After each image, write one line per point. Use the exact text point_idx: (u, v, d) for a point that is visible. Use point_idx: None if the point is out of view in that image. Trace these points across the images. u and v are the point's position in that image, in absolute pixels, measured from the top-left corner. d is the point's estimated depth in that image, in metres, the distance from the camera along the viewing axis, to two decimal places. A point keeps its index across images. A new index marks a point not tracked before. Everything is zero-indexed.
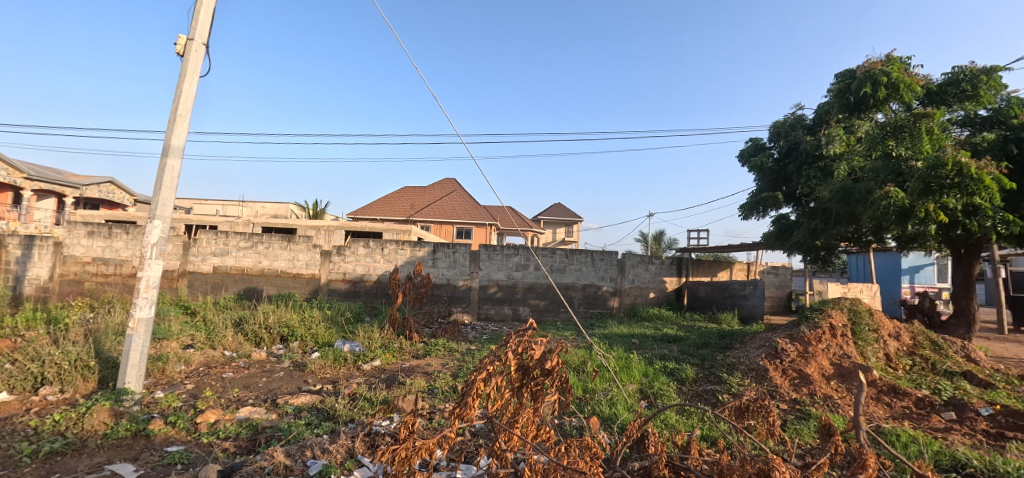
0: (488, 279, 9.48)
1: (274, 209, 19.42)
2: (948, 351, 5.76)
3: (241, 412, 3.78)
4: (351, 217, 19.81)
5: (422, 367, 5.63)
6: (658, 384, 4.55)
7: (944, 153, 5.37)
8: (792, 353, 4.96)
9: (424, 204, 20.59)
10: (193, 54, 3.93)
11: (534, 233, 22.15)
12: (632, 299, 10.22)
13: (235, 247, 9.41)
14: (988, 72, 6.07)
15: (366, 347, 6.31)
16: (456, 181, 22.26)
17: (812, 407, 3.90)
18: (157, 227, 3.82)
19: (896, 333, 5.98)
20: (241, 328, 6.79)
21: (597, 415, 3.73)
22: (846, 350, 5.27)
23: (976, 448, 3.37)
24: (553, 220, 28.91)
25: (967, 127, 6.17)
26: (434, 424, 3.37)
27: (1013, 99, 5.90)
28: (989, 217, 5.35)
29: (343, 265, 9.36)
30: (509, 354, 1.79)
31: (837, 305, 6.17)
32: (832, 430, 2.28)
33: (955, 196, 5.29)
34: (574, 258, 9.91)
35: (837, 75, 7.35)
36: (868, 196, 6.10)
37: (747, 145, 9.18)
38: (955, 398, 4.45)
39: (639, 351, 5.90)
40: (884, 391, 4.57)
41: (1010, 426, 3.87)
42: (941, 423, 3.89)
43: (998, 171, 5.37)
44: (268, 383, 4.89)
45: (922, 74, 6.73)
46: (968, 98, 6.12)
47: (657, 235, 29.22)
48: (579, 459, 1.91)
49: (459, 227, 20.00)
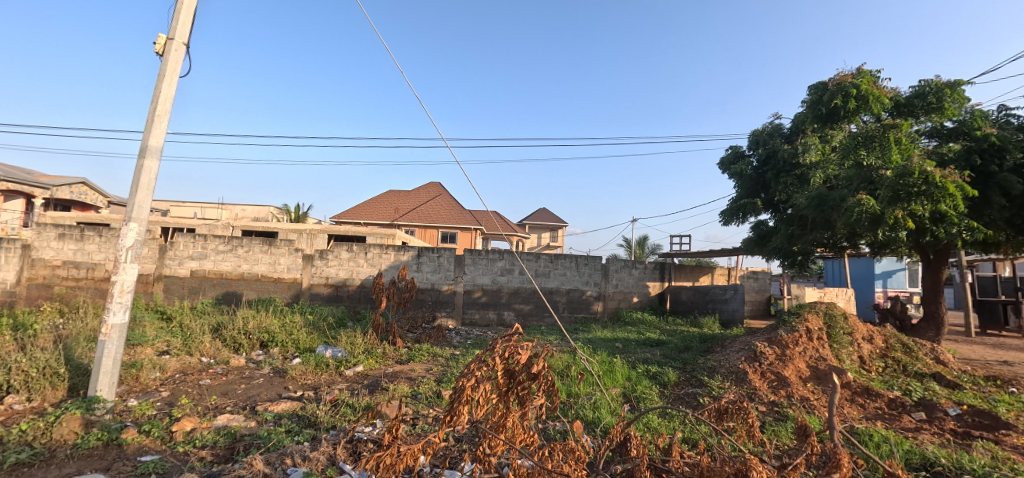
0: (472, 284, 9.46)
1: (254, 212, 19.10)
2: (918, 353, 5.96)
3: (219, 420, 3.70)
4: (335, 221, 19.60)
5: (406, 372, 5.59)
6: (641, 388, 4.61)
7: (912, 162, 5.58)
8: (770, 357, 5.06)
9: (409, 208, 20.50)
10: (173, 53, 3.86)
11: (519, 238, 22.27)
12: (615, 304, 10.32)
13: (214, 250, 9.21)
14: (952, 85, 6.33)
15: (348, 352, 6.24)
16: (441, 185, 22.26)
17: (789, 409, 3.98)
18: (132, 230, 3.73)
19: (870, 336, 6.17)
20: (219, 333, 6.63)
21: (580, 419, 3.77)
22: (822, 352, 5.41)
23: (944, 447, 3.50)
24: (539, 226, 29.04)
25: (935, 138, 6.42)
26: (417, 429, 3.35)
27: (976, 111, 6.17)
28: (955, 224, 5.57)
29: (325, 270, 9.24)
30: (495, 359, 1.78)
31: (813, 309, 6.34)
32: (806, 428, 2.37)
33: (923, 203, 5.47)
34: (558, 262, 9.97)
35: (811, 87, 7.55)
36: (841, 203, 6.27)
37: (726, 153, 9.37)
38: (925, 399, 4.61)
39: (622, 354, 5.98)
40: (858, 392, 4.69)
41: (977, 425, 4.04)
42: (911, 423, 4.03)
43: (962, 180, 5.58)
44: (247, 390, 4.78)
45: (891, 87, 6.98)
46: (934, 110, 6.38)
47: (640, 240, 29.79)
48: (563, 463, 1.92)
49: (444, 231, 19.95)
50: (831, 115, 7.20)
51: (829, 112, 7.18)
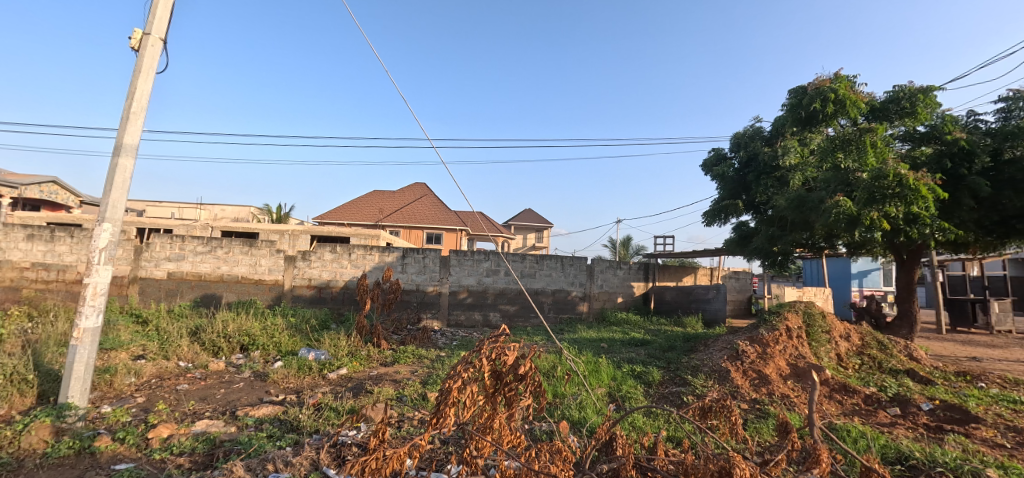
0: (458, 285, 9.42)
1: (234, 213, 18.72)
2: (892, 350, 6.14)
3: (198, 426, 3.60)
4: (318, 222, 19.33)
5: (390, 374, 5.54)
6: (626, 387, 4.65)
7: (887, 165, 5.74)
8: (751, 355, 5.15)
9: (393, 208, 20.34)
10: (149, 49, 3.76)
11: (505, 238, 22.27)
12: (601, 304, 10.40)
13: (192, 251, 8.99)
14: (924, 91, 6.54)
15: (332, 355, 6.15)
16: (426, 186, 22.15)
17: (770, 406, 4.05)
18: (105, 231, 3.61)
19: (847, 334, 6.33)
20: (197, 337, 6.47)
21: (566, 419, 3.79)
22: (801, 350, 5.53)
23: (918, 440, 3.61)
24: (524, 226, 29.11)
25: (908, 142, 6.62)
26: (402, 432, 3.32)
27: (947, 116, 6.38)
28: (928, 224, 5.75)
29: (308, 271, 9.09)
30: (482, 360, 1.77)
31: (793, 308, 6.47)
32: (786, 423, 2.44)
33: (897, 205, 5.63)
34: (544, 263, 10.00)
35: (791, 91, 7.72)
36: (819, 205, 6.43)
37: (709, 155, 9.51)
38: (900, 394, 4.75)
39: (607, 354, 6.02)
40: (836, 389, 4.81)
41: (949, 420, 4.18)
42: (886, 418, 4.15)
43: (934, 182, 5.77)
44: (227, 394, 4.68)
45: (867, 92, 7.18)
46: (907, 115, 6.58)
47: (625, 241, 30.11)
48: (549, 464, 1.92)
49: (429, 232, 19.83)
50: (810, 119, 7.36)
51: (808, 115, 7.35)
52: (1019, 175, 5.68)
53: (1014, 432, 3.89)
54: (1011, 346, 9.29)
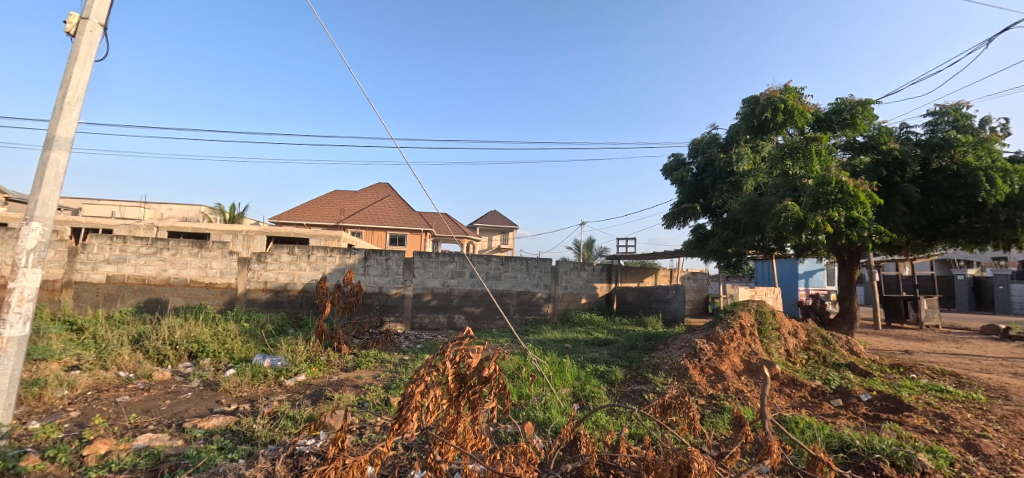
0: (422, 287, 9.29)
1: (182, 212, 17.68)
2: (835, 345, 6.56)
3: (140, 440, 3.37)
4: (274, 222, 18.57)
5: (352, 380, 5.39)
6: (589, 387, 4.73)
7: (830, 172, 6.13)
8: (708, 352, 5.36)
9: (355, 208, 19.83)
10: (87, 35, 3.49)
11: (470, 240, 22.18)
12: (565, 305, 10.54)
13: (135, 253, 8.43)
14: (863, 104, 7.02)
15: (289, 361, 5.91)
16: (390, 186, 21.74)
17: (726, 401, 4.23)
18: (34, 231, 3.32)
19: (795, 331, 6.70)
20: (140, 344, 6.06)
21: (531, 420, 3.80)
22: (753, 347, 5.81)
23: (858, 429, 3.87)
24: (489, 228, 29.09)
25: (849, 151, 7.09)
26: (364, 439, 3.23)
27: (882, 128, 6.88)
28: (865, 228, 6.17)
29: (263, 274, 8.71)
30: (446, 363, 1.75)
31: (746, 307, 6.79)
32: (740, 417, 2.56)
33: (839, 210, 6.02)
34: (509, 265, 10.03)
35: (744, 100, 8.10)
36: (770, 209, 6.79)
37: (669, 160, 9.84)
38: (842, 387, 5.07)
39: (571, 355, 6.10)
40: (785, 383, 5.08)
41: (885, 409, 4.50)
42: (830, 409, 4.42)
43: (871, 189, 6.20)
44: (174, 405, 4.40)
45: (812, 103, 7.63)
46: (848, 125, 7.05)
47: (588, 242, 30.70)
48: (514, 465, 1.93)
49: (392, 233, 19.46)
50: (761, 127, 7.75)
51: (759, 124, 7.73)
52: (944, 183, 6.21)
53: (940, 418, 4.23)
54: (937, 339, 10.12)
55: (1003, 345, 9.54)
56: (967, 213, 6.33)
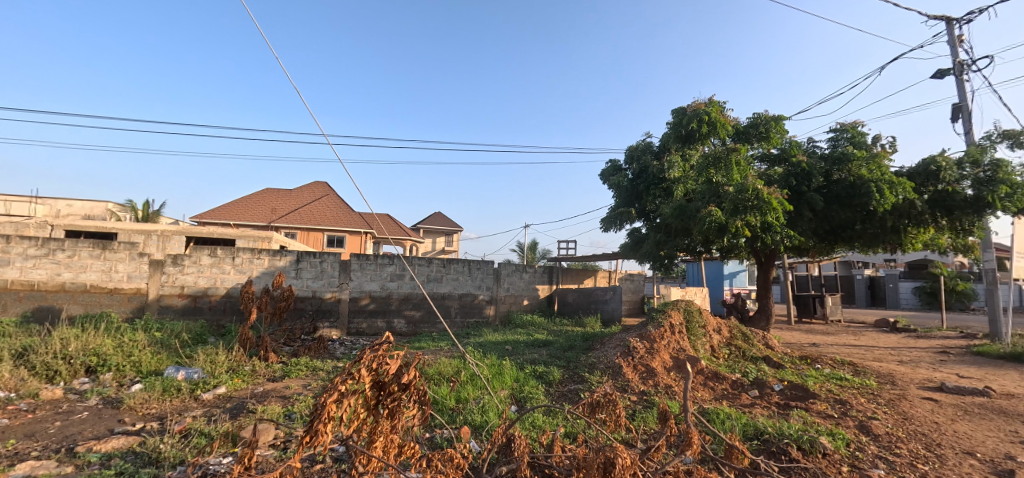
0: (359, 290, 8.94)
1: (84, 209, 15.77)
2: (753, 340, 7.10)
3: (18, 469, 2.93)
4: (196, 222, 17.07)
5: (279, 390, 5.05)
6: (527, 388, 4.76)
7: (747, 181, 6.63)
8: (641, 350, 5.59)
9: (289, 208, 18.72)
10: None
11: (413, 242, 21.69)
12: (507, 307, 10.59)
13: (21, 255, 7.43)
14: (776, 119, 7.67)
15: (208, 373, 5.43)
16: (328, 185, 20.76)
17: (655, 396, 4.43)
18: None
19: (719, 328, 7.17)
20: (24, 359, 5.30)
21: (468, 424, 3.76)
22: (682, 344, 6.14)
23: (771, 417, 4.21)
24: (433, 230, 28.60)
25: (765, 161, 7.73)
26: (288, 454, 3.03)
27: (792, 142, 7.56)
28: (778, 232, 6.74)
29: (180, 278, 7.97)
30: (362, 371, 1.65)
31: (675, 306, 7.17)
32: (666, 411, 2.69)
33: (755, 215, 6.53)
34: (451, 267, 9.91)
35: (673, 111, 8.57)
36: (696, 214, 7.24)
37: (606, 166, 10.21)
38: (758, 378, 5.49)
39: (511, 356, 6.13)
40: (709, 376, 5.41)
41: (794, 397, 4.93)
42: (748, 400, 4.77)
43: (782, 197, 6.79)
44: (65, 427, 3.89)
45: (734, 116, 8.23)
46: (764, 139, 7.68)
47: (532, 245, 31.12)
48: (438, 473, 1.88)
49: (330, 234, 18.58)
50: (689, 137, 8.25)
51: (687, 134, 8.22)
52: (843, 192, 6.94)
53: (839, 404, 4.71)
54: (839, 333, 11.29)
55: (891, 336, 10.82)
56: (861, 220, 7.12)
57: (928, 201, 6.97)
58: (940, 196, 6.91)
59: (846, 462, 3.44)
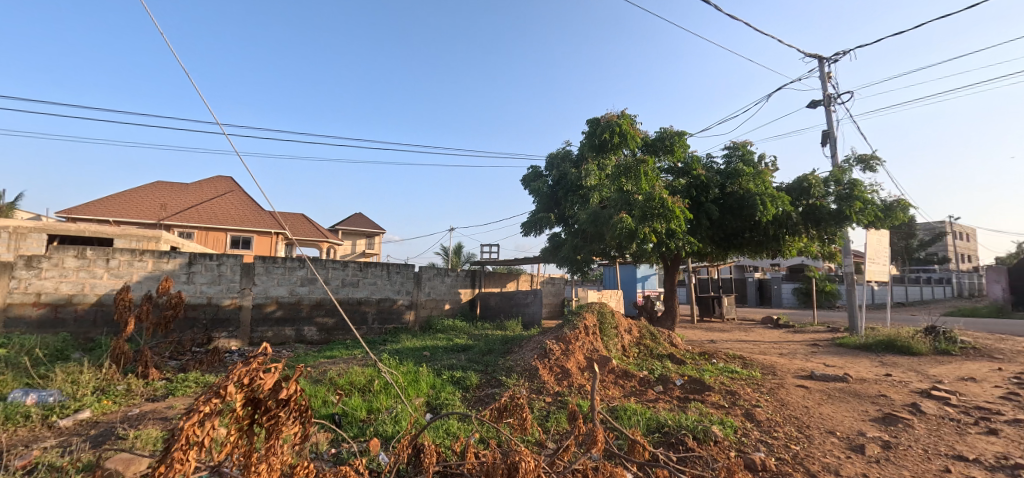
0: (265, 296, 8.21)
1: None
2: (659, 339, 7.63)
3: None
4: (63, 218, 14.65)
5: (161, 411, 4.46)
6: (444, 394, 4.67)
7: (654, 190, 7.13)
8: (556, 352, 5.75)
9: (184, 204, 16.75)
10: None
11: (330, 243, 20.48)
12: (427, 312, 10.38)
13: None
14: (680, 134, 8.35)
15: (67, 395, 4.64)
16: (232, 180, 18.93)
17: (568, 396, 4.57)
18: None
19: (629, 328, 7.62)
20: None
21: (378, 436, 3.59)
22: (594, 344, 6.43)
23: (672, 410, 4.53)
24: (353, 232, 27.28)
25: (670, 173, 8.38)
26: None
27: (693, 156, 8.28)
28: (680, 238, 7.33)
29: (35, 284, 6.79)
30: (230, 387, 1.46)
31: (590, 309, 7.48)
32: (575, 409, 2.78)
33: (661, 222, 7.03)
34: (368, 271, 9.49)
35: (588, 121, 8.98)
36: (609, 220, 7.62)
37: (527, 172, 10.49)
38: (663, 374, 5.90)
39: (429, 362, 6.00)
40: (619, 374, 5.70)
41: (692, 390, 5.37)
42: (653, 395, 5.11)
43: (684, 206, 7.39)
44: None
45: (643, 130, 8.83)
46: (669, 152, 8.33)
47: (457, 248, 30.92)
48: None
49: (234, 234, 16.90)
50: (602, 146, 8.69)
51: (600, 143, 8.64)
52: (734, 203, 7.73)
53: (729, 394, 5.22)
54: (732, 330, 12.56)
55: (774, 332, 12.25)
56: (749, 229, 7.98)
57: (801, 213, 8.01)
58: (810, 209, 7.97)
59: (734, 447, 3.81)
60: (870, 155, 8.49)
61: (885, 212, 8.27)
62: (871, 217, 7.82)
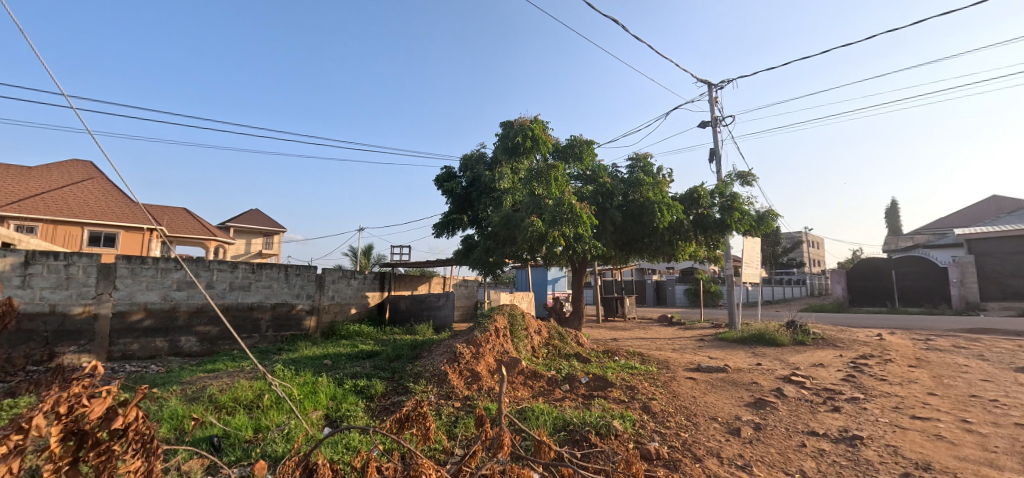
0: (129, 302, 7.05)
1: None
2: (567, 339, 7.92)
3: None
4: None
5: None
6: (344, 406, 4.35)
7: (564, 196, 7.39)
8: (466, 355, 5.67)
9: (22, 191, 13.84)
10: None
11: (218, 242, 18.29)
12: (330, 317, 9.74)
13: None
14: (588, 143, 8.78)
15: None
16: (91, 165, 16.09)
17: (477, 400, 4.51)
18: None
19: (539, 329, 7.80)
20: None
21: (265, 458, 3.21)
22: (505, 347, 6.48)
23: (578, 408, 4.70)
24: (248, 230, 24.67)
25: (579, 180, 8.77)
26: None
27: (600, 165, 8.75)
28: (587, 242, 7.68)
29: None
30: (38, 422, 1.19)
31: (501, 311, 7.52)
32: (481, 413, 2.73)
33: (570, 227, 7.30)
34: (262, 273, 8.61)
35: (502, 123, 9.07)
36: (521, 223, 7.73)
37: (441, 172, 10.38)
38: (569, 373, 6.12)
39: (329, 372, 5.59)
40: (528, 375, 5.79)
41: (596, 387, 5.63)
42: (560, 394, 5.26)
43: (591, 211, 7.75)
44: None
45: (555, 137, 9.14)
46: (578, 159, 8.72)
47: (367, 249, 29.48)
48: None
49: (91, 230, 14.34)
50: (515, 150, 8.82)
51: (513, 146, 8.76)
52: (635, 210, 8.31)
53: (629, 389, 5.55)
54: (633, 328, 13.49)
55: (668, 329, 13.39)
56: (647, 234, 8.65)
57: (691, 221, 8.86)
58: (699, 218, 8.86)
59: (632, 439, 4.04)
60: (746, 171, 9.66)
61: (757, 222, 9.47)
62: (747, 226, 8.89)
